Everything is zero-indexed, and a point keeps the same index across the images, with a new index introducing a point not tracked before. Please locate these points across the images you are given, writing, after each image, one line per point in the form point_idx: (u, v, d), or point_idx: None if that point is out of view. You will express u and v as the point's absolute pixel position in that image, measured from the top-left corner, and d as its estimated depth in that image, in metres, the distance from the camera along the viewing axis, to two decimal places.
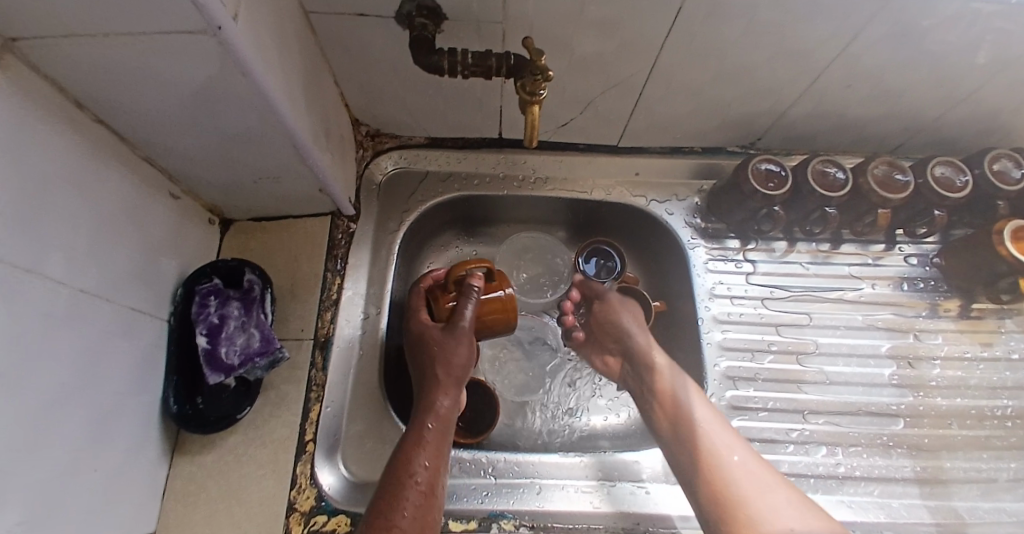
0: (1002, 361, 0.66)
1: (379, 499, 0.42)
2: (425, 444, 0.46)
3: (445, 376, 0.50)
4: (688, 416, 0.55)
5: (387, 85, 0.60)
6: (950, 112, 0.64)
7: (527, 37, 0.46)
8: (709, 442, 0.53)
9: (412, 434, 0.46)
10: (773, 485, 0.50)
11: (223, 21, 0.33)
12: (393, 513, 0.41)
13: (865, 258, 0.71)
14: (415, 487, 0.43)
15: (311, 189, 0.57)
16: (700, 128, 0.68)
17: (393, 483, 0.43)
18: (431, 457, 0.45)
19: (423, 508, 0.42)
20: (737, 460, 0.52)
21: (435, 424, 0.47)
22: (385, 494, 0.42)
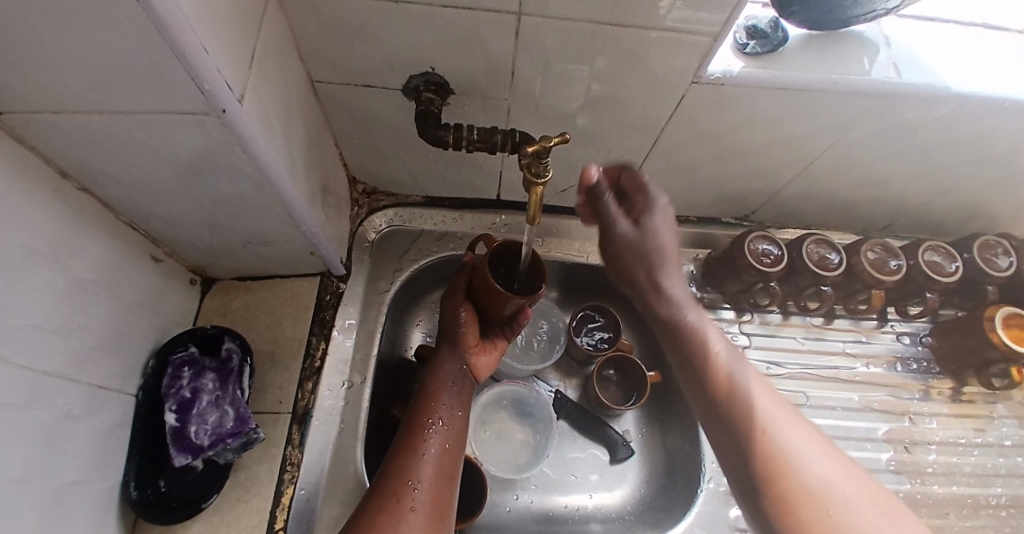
0: (994, 447, 0.66)
1: (404, 435, 0.46)
2: (442, 408, 0.49)
3: (458, 342, 0.54)
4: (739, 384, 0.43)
5: (388, 149, 0.59)
6: (935, 199, 0.66)
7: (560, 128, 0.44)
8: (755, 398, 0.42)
9: (428, 387, 0.51)
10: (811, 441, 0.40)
11: (229, 104, 0.32)
12: (421, 445, 0.45)
13: (858, 336, 0.71)
14: (438, 426, 0.47)
15: (302, 252, 0.55)
16: (697, 201, 0.69)
17: (415, 423, 0.47)
18: (450, 419, 0.48)
19: (447, 440, 0.46)
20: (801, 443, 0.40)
21: (452, 378, 0.52)
22: (408, 431, 0.46)
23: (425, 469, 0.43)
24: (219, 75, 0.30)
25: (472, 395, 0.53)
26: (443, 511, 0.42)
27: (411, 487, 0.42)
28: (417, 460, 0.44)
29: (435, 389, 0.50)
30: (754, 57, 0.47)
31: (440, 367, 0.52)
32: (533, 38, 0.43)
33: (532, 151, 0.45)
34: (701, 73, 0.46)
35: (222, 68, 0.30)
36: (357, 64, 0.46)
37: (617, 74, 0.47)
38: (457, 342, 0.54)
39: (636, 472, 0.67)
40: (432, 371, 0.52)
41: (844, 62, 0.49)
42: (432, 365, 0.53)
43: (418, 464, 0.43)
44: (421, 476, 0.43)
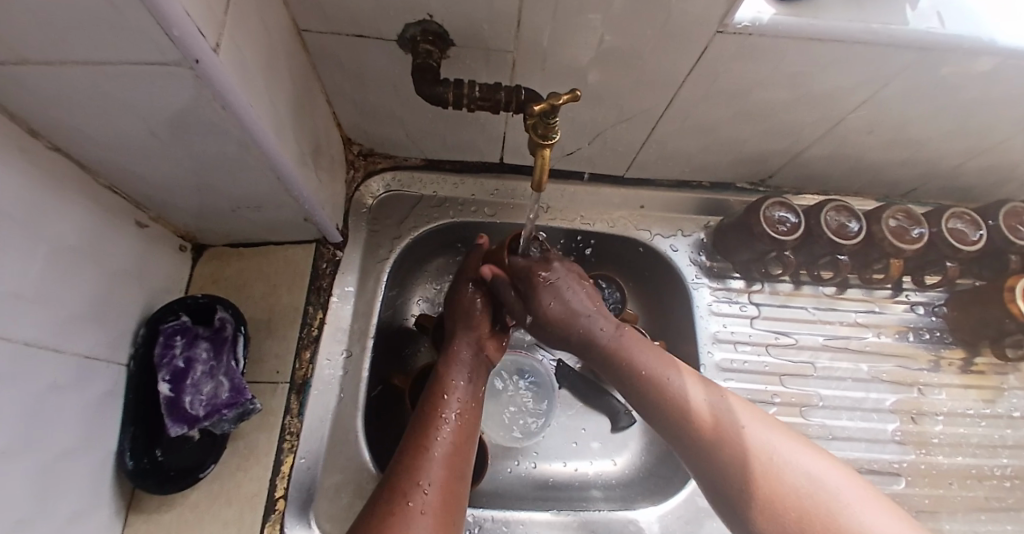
0: (1001, 419, 0.65)
1: (415, 434, 0.44)
2: (454, 403, 0.47)
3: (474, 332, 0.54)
4: (675, 389, 0.44)
5: (383, 108, 0.56)
6: (965, 162, 0.62)
7: (574, 91, 0.41)
8: (691, 400, 0.43)
9: (438, 377, 0.50)
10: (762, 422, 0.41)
11: (203, 54, 0.29)
12: (430, 443, 0.43)
13: (871, 306, 0.69)
14: (448, 421, 0.45)
15: (295, 218, 0.53)
16: (711, 164, 0.65)
17: (425, 420, 0.45)
18: (462, 416, 0.47)
19: (458, 438, 0.45)
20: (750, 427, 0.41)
21: (464, 367, 0.51)
22: (419, 427, 0.45)
23: (435, 469, 0.41)
24: (189, 22, 0.26)
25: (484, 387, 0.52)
26: (451, 517, 0.39)
27: (420, 488, 0.39)
28: (427, 460, 0.42)
29: (445, 379, 0.49)
30: (787, 3, 0.43)
31: (453, 354, 0.52)
32: None
33: (540, 111, 0.42)
34: (728, 21, 0.41)
35: (192, 12, 0.27)
36: (347, 10, 0.42)
37: (633, 22, 0.42)
38: (472, 329, 0.54)
39: (637, 440, 0.67)
40: (445, 362, 0.51)
41: (885, 9, 0.44)
42: (445, 358, 0.52)
43: (428, 465, 0.41)
44: (432, 477, 0.41)
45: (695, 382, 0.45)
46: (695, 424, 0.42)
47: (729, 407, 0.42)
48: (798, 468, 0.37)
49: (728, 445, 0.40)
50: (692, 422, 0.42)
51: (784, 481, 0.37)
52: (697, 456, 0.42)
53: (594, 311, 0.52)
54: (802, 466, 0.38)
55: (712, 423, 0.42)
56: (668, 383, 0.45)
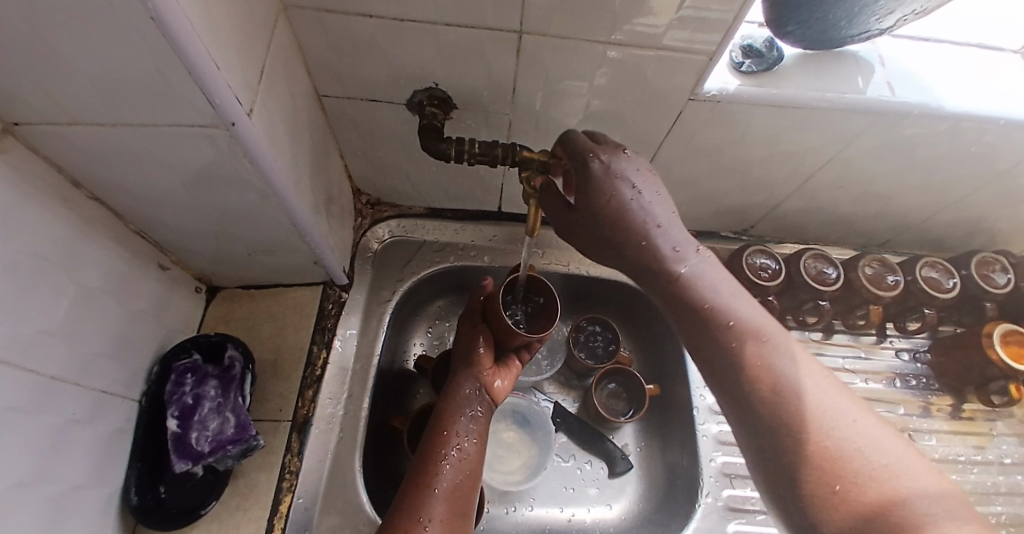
0: (994, 465, 0.64)
1: (418, 470, 0.45)
2: (456, 439, 0.48)
3: (480, 362, 0.53)
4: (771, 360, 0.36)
5: (392, 163, 0.61)
6: (932, 215, 0.67)
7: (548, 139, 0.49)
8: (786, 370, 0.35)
9: (442, 412, 0.50)
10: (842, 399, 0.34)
11: (237, 118, 0.33)
12: (431, 480, 0.44)
13: (858, 351, 0.70)
14: (450, 458, 0.46)
15: (305, 261, 0.56)
16: (696, 215, 0.70)
17: (427, 456, 0.46)
18: (464, 452, 0.47)
19: (459, 474, 0.46)
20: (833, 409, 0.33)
21: (470, 402, 0.51)
22: (421, 463, 0.46)
23: (436, 506, 0.43)
24: (229, 90, 0.31)
25: (490, 422, 0.52)
26: None
27: (421, 525, 0.41)
28: (429, 495, 0.43)
29: (449, 415, 0.50)
30: (752, 75, 0.49)
31: (457, 389, 0.52)
32: (535, 56, 0.44)
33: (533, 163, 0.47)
34: (698, 90, 0.47)
35: (231, 83, 0.31)
36: (366, 80, 0.48)
37: (616, 91, 0.48)
38: (474, 363, 0.53)
39: (635, 485, 0.67)
40: (448, 396, 0.52)
41: (840, 80, 0.50)
42: (449, 391, 0.52)
43: (429, 503, 0.43)
44: (433, 514, 0.42)
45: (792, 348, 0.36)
46: (767, 398, 0.34)
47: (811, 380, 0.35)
48: (875, 451, 0.30)
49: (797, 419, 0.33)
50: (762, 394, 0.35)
51: (851, 470, 0.30)
52: (752, 420, 0.35)
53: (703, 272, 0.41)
54: (889, 453, 0.30)
55: (783, 387, 0.34)
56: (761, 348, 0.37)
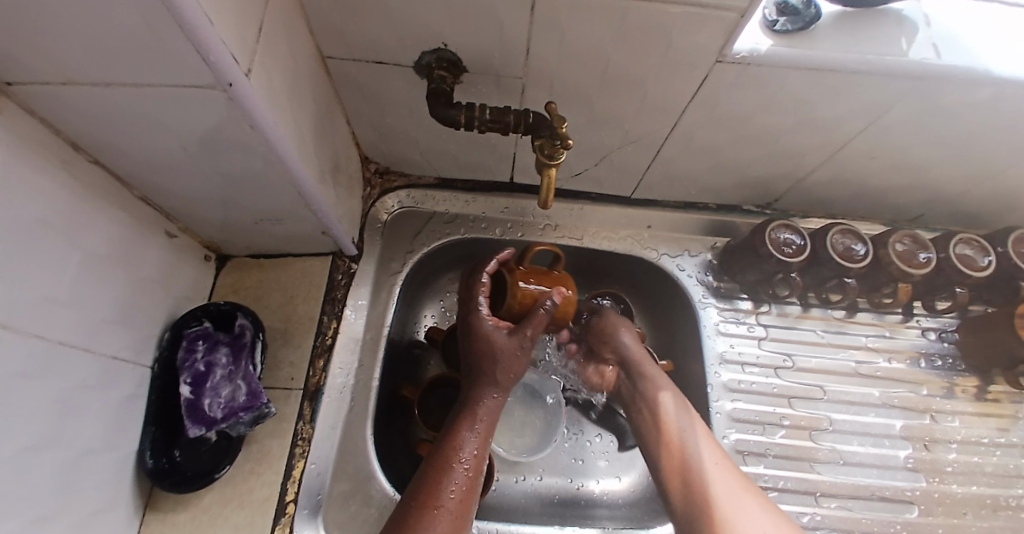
0: (1017, 448, 0.62)
1: (423, 483, 0.44)
2: (467, 453, 0.47)
3: (502, 377, 0.51)
4: (694, 464, 0.52)
5: (401, 130, 0.59)
6: (970, 189, 0.63)
7: (551, 103, 0.45)
8: (706, 475, 0.51)
9: (454, 425, 0.49)
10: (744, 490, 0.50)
11: (235, 78, 0.31)
12: (437, 497, 0.43)
13: (882, 330, 0.67)
14: (458, 473, 0.45)
15: (313, 231, 0.55)
16: (717, 187, 0.67)
17: (434, 470, 0.45)
18: (473, 467, 0.46)
19: (466, 492, 0.44)
20: (735, 503, 0.49)
21: (484, 417, 0.49)
22: (429, 478, 0.44)
23: (438, 524, 0.41)
24: (223, 47, 0.29)
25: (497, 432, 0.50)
26: None
27: None
28: (433, 514, 0.42)
29: (460, 427, 0.48)
30: (784, 34, 0.45)
31: (475, 401, 0.50)
32: (550, 14, 0.41)
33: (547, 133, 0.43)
34: (727, 51, 0.43)
35: (226, 39, 0.30)
36: (371, 40, 0.45)
37: (635, 52, 0.45)
38: (496, 374, 0.51)
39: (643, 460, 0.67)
40: (465, 408, 0.50)
41: (881, 39, 0.46)
42: (466, 403, 0.50)
43: (433, 521, 0.41)
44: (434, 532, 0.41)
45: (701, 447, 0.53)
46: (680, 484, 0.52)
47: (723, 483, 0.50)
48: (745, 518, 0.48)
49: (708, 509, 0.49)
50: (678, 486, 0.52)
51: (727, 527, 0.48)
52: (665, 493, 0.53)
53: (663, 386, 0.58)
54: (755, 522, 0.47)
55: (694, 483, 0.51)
56: (685, 450, 0.53)
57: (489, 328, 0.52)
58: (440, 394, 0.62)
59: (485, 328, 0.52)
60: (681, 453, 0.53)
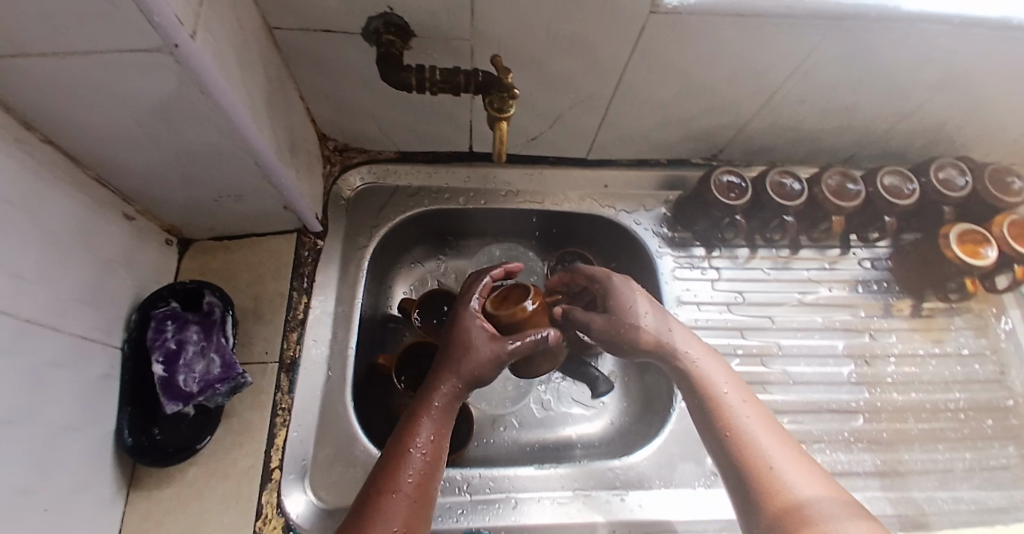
0: (952, 357, 0.67)
1: (382, 465, 0.43)
2: (421, 451, 0.44)
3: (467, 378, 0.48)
4: (737, 421, 0.47)
5: (356, 102, 0.60)
6: (894, 126, 0.67)
7: (495, 56, 0.48)
8: (747, 427, 0.46)
9: (412, 410, 0.47)
10: (795, 461, 0.44)
11: (180, 39, 0.32)
12: (393, 483, 0.41)
13: (823, 264, 0.73)
14: (413, 465, 0.43)
15: (275, 207, 0.56)
16: (665, 141, 0.71)
17: (395, 451, 0.43)
18: (427, 464, 0.43)
19: (422, 485, 0.42)
20: (777, 454, 0.44)
21: (436, 419, 0.46)
22: (386, 462, 0.43)
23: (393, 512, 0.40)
24: (166, 7, 0.30)
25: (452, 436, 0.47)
26: None
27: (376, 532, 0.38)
28: (388, 500, 0.40)
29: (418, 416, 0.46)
30: None
31: (433, 392, 0.47)
32: None
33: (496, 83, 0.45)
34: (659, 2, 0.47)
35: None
36: (316, 8, 0.46)
37: (574, 8, 0.47)
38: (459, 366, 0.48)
39: (614, 401, 0.70)
40: (420, 400, 0.47)
41: None
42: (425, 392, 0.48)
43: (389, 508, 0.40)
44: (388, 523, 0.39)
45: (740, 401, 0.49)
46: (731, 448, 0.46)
47: (774, 449, 0.45)
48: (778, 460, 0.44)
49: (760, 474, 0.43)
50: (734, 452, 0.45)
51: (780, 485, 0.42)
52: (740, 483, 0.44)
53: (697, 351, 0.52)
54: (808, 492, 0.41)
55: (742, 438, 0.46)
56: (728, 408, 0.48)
57: (471, 321, 0.51)
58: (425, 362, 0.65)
59: (468, 319, 0.51)
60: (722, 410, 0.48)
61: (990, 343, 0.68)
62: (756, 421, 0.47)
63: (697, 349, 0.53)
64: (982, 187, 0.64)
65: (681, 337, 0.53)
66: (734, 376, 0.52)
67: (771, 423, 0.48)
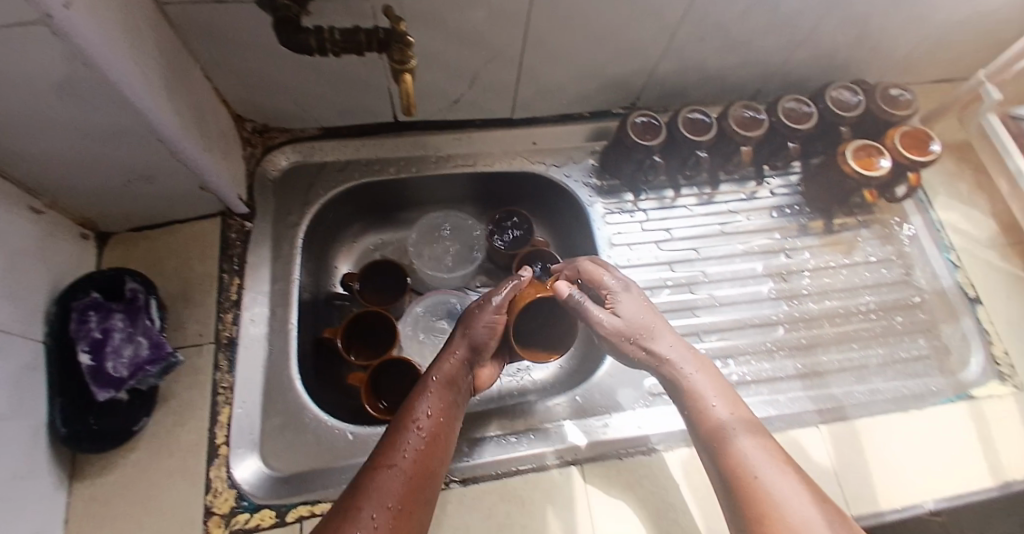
0: (860, 266, 0.73)
1: (381, 444, 0.46)
2: (418, 433, 0.46)
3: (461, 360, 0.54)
4: (731, 437, 0.48)
5: (266, 77, 0.59)
6: (790, 56, 0.70)
7: (387, 6, 0.47)
8: (743, 446, 0.48)
9: (415, 392, 0.51)
10: (790, 480, 0.45)
11: (55, 8, 0.30)
12: (391, 458, 0.44)
13: (742, 195, 0.78)
14: (410, 443, 0.45)
15: (191, 187, 0.55)
16: (583, 93, 0.73)
17: (395, 429, 0.47)
18: (423, 445, 0.46)
19: (418, 469, 0.44)
20: (770, 474, 0.45)
21: (435, 400, 0.50)
22: (386, 440, 0.46)
23: (385, 482, 0.42)
24: None
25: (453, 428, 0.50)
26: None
27: (364, 510, 0.39)
28: (383, 473, 0.42)
29: (418, 396, 0.50)
30: None
31: (433, 375, 0.52)
32: None
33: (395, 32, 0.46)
34: None
35: None
36: None
37: None
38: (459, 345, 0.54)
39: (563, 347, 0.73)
40: (422, 382, 0.51)
41: None
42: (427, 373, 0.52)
43: (383, 478, 0.42)
44: (381, 499, 0.40)
45: (739, 420, 0.50)
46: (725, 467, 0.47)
47: (767, 466, 0.46)
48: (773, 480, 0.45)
49: (749, 489, 0.45)
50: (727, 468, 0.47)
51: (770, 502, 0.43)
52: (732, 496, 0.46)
53: (682, 358, 0.54)
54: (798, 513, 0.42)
55: (737, 457, 0.47)
56: (726, 427, 0.49)
57: (474, 309, 0.57)
58: (370, 329, 0.68)
59: (472, 308, 0.57)
60: (719, 428, 0.49)
61: (895, 249, 0.74)
62: (740, 427, 0.49)
63: (681, 355, 0.54)
64: (874, 104, 0.69)
65: (685, 350, 0.55)
66: (728, 389, 0.53)
67: (767, 441, 0.49)
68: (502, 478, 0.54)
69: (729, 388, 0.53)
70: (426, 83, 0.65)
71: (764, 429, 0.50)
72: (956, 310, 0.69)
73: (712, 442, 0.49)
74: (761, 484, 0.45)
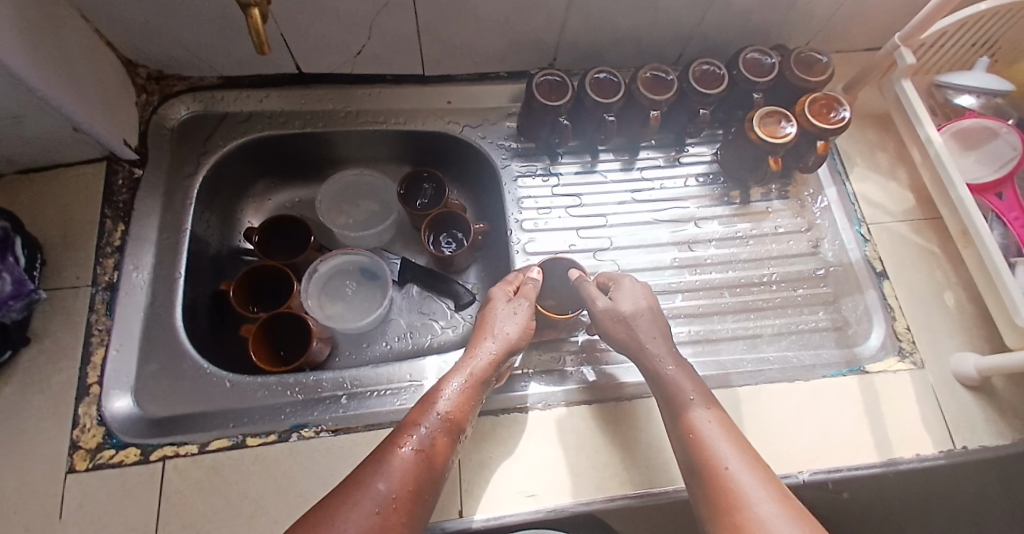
0: (767, 237, 0.73)
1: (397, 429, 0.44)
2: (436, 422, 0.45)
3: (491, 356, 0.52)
4: (708, 435, 0.45)
5: (148, 22, 0.57)
6: (704, 17, 0.68)
7: None
8: (719, 445, 0.44)
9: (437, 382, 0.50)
10: (763, 481, 0.40)
11: None
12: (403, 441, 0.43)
13: (659, 162, 0.77)
14: (421, 430, 0.44)
15: (63, 128, 0.55)
16: (493, 51, 0.72)
17: (411, 416, 0.46)
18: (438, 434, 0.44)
19: (430, 457, 0.42)
20: (739, 473, 0.41)
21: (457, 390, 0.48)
22: (401, 425, 0.45)
23: (394, 465, 0.40)
24: None
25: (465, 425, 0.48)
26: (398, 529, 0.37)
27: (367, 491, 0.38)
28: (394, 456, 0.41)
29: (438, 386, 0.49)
30: None
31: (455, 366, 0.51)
32: None
33: None
34: None
35: None
36: None
37: None
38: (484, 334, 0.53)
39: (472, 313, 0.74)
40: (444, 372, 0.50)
41: None
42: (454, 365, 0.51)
43: (392, 460, 0.41)
44: (385, 480, 0.39)
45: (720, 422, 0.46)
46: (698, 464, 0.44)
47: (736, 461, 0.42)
48: (744, 477, 0.41)
49: (720, 483, 0.41)
50: (701, 462, 0.43)
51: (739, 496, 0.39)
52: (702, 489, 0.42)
53: (661, 351, 0.53)
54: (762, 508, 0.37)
55: (711, 452, 0.43)
56: (705, 425, 0.46)
57: (500, 301, 0.56)
58: (269, 284, 0.69)
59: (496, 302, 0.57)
60: (698, 430, 0.46)
61: (806, 221, 0.74)
62: (716, 422, 0.46)
63: (663, 349, 0.53)
64: (786, 69, 0.67)
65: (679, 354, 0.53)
66: (711, 396, 0.50)
67: (745, 446, 0.44)
68: (375, 430, 0.53)
69: (709, 390, 0.51)
70: (323, 33, 0.64)
71: (748, 443, 0.45)
72: (862, 283, 0.68)
73: (689, 441, 0.46)
74: (729, 479, 0.41)
